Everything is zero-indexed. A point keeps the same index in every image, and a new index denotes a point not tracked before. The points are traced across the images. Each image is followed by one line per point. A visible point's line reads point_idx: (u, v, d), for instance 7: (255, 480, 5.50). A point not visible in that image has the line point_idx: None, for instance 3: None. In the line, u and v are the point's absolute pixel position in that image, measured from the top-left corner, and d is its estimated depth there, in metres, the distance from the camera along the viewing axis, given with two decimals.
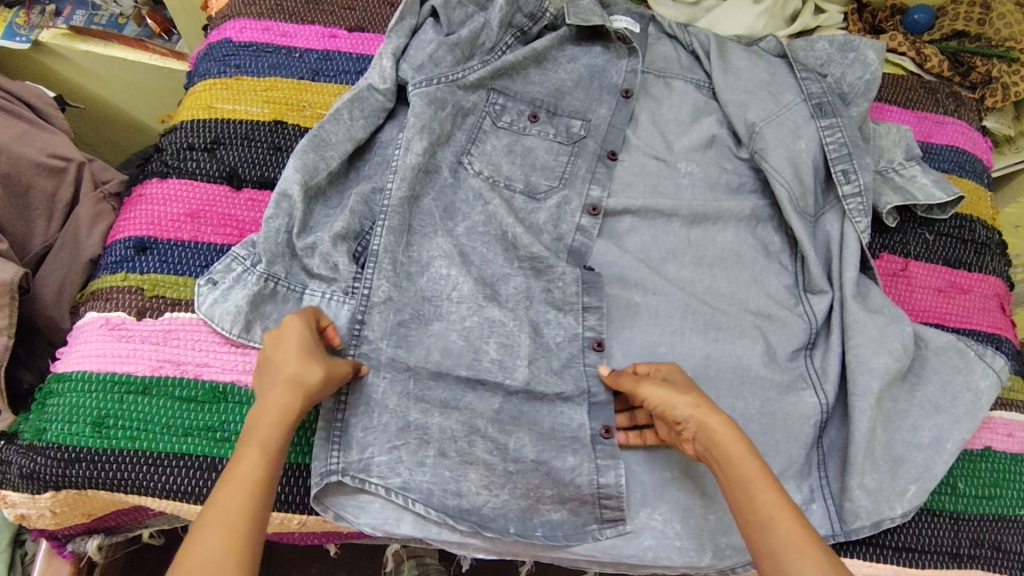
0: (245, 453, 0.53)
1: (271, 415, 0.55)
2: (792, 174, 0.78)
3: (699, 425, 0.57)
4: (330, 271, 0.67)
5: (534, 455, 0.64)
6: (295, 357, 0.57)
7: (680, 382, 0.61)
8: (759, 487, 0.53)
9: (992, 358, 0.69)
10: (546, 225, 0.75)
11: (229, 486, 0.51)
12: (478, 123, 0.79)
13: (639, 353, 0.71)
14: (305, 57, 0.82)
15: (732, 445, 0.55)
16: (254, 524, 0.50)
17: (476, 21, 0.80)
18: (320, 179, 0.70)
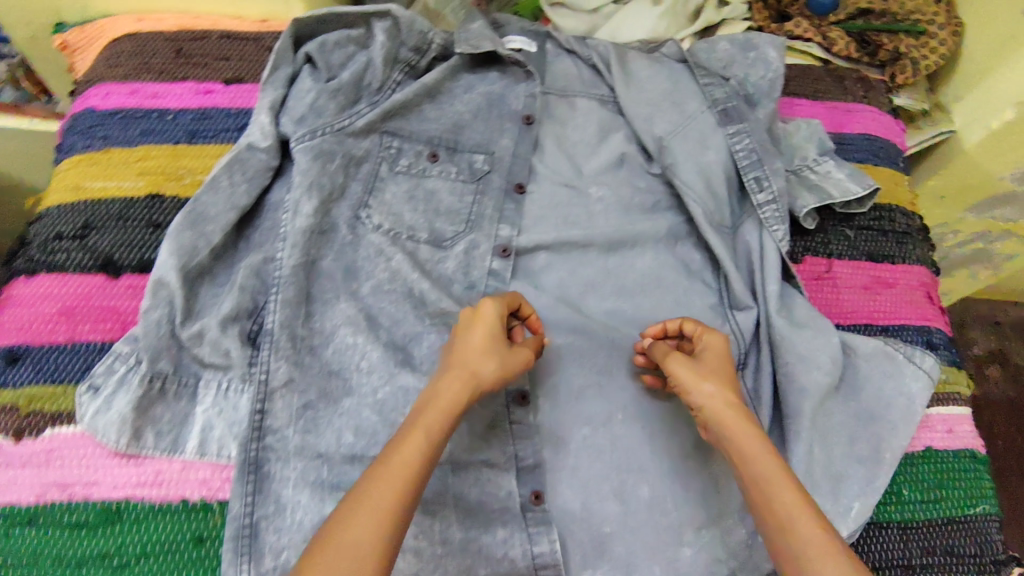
0: (413, 432, 0.51)
1: (449, 401, 0.53)
2: (705, 189, 0.75)
3: (715, 412, 0.56)
4: (222, 359, 0.62)
5: (462, 531, 0.60)
6: (486, 345, 0.57)
7: (721, 363, 0.59)
8: (778, 483, 0.50)
9: (921, 359, 0.68)
10: (455, 274, 0.71)
11: (398, 463, 0.48)
12: (374, 170, 0.74)
13: (568, 400, 0.67)
14: (179, 118, 0.75)
15: (744, 437, 0.53)
16: (407, 508, 0.47)
17: (358, 61, 0.74)
18: (202, 259, 0.64)
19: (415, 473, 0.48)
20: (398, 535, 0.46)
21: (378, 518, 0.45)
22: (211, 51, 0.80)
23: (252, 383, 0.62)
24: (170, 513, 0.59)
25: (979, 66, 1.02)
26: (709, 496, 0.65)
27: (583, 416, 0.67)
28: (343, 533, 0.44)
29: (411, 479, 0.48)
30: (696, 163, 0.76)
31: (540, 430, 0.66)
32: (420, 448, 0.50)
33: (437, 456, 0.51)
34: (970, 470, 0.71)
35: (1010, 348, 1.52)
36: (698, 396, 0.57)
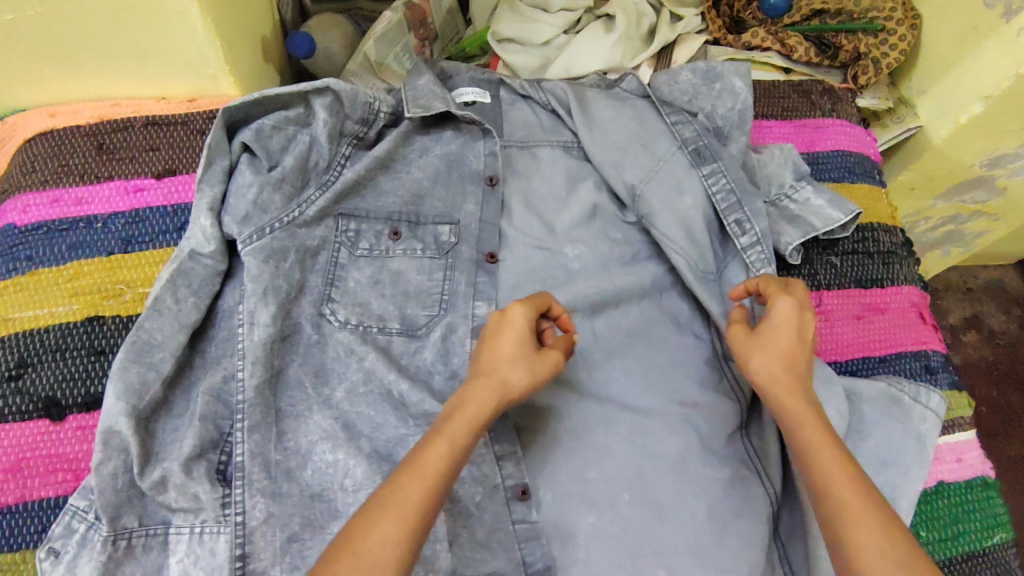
0: (437, 439, 0.52)
1: (478, 408, 0.54)
2: (686, 238, 0.71)
3: (767, 382, 0.58)
4: (191, 502, 0.57)
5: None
6: (516, 350, 0.57)
7: (784, 332, 0.59)
8: (823, 457, 0.53)
9: (927, 397, 0.66)
10: (435, 365, 0.66)
11: (419, 471, 0.50)
12: (333, 259, 0.68)
13: (571, 488, 0.63)
14: (110, 225, 0.69)
15: (797, 412, 0.57)
16: (424, 522, 0.49)
17: (300, 142, 0.68)
18: (155, 393, 0.58)
19: (436, 482, 0.50)
20: (419, 542, 0.48)
21: (402, 526, 0.48)
22: (136, 142, 0.73)
23: (228, 524, 0.57)
24: None
25: (942, 60, 1.00)
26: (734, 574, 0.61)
27: (588, 504, 0.63)
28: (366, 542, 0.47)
29: (431, 486, 0.50)
30: (672, 212, 0.73)
31: (541, 524, 0.63)
32: (443, 456, 0.51)
33: (461, 462, 0.53)
34: (983, 499, 0.70)
35: (983, 313, 1.54)
36: (755, 366, 0.59)
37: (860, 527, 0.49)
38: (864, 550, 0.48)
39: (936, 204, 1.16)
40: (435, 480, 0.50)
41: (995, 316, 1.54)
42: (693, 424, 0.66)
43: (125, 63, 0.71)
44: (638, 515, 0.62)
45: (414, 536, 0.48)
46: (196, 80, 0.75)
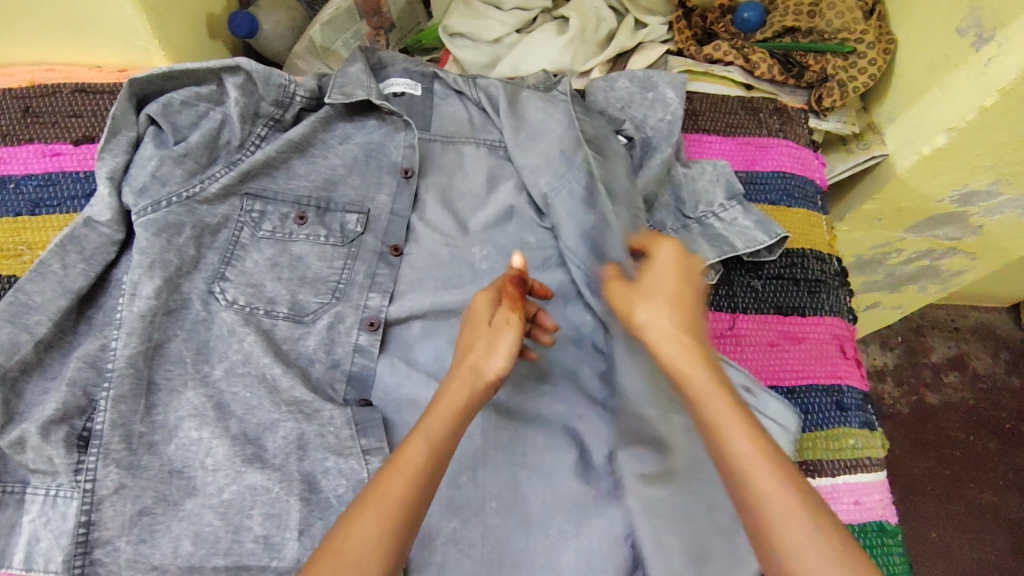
0: (416, 433, 0.49)
1: (458, 394, 0.52)
2: (591, 252, 0.69)
3: (675, 353, 0.50)
4: (47, 465, 0.57)
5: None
6: (494, 334, 0.55)
7: (661, 285, 0.54)
8: (735, 436, 0.45)
9: (783, 419, 0.64)
10: (317, 352, 0.66)
11: (398, 467, 0.47)
12: (233, 238, 0.68)
13: (435, 490, 0.62)
14: (22, 186, 0.70)
15: (706, 385, 0.48)
16: (408, 516, 0.46)
17: (211, 119, 0.69)
18: (25, 353, 0.59)
19: (418, 473, 0.47)
20: (405, 537, 0.45)
21: (382, 520, 0.45)
22: (61, 107, 0.74)
23: (78, 491, 0.57)
24: None
25: (909, 88, 0.97)
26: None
27: (450, 507, 0.61)
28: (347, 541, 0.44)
29: (413, 480, 0.47)
30: (582, 217, 0.70)
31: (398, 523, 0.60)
32: (423, 446, 0.48)
33: (449, 455, 0.49)
34: (876, 545, 0.66)
35: (968, 354, 1.48)
36: (637, 316, 0.53)
37: (792, 525, 0.41)
38: (795, 550, 0.41)
39: (907, 237, 1.11)
40: (418, 474, 0.47)
41: (981, 359, 1.48)
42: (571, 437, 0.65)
43: (52, 30, 0.72)
44: (499, 527, 0.61)
45: (396, 530, 0.45)
46: (126, 52, 0.76)
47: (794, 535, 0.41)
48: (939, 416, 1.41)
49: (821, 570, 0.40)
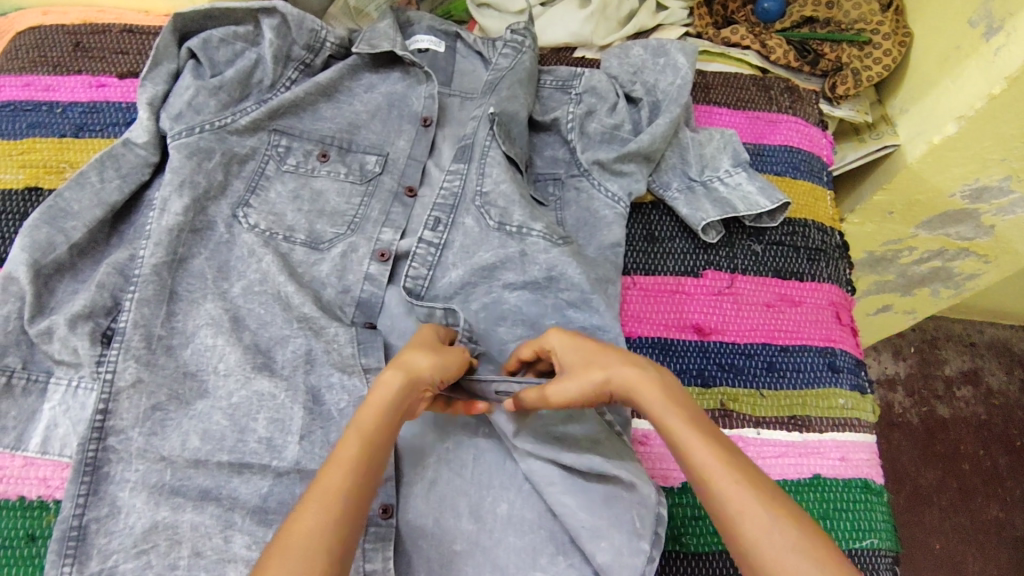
0: (348, 432, 0.51)
1: (385, 394, 0.53)
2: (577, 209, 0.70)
3: (628, 385, 0.53)
4: (71, 356, 0.61)
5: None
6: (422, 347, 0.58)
7: (585, 353, 0.56)
8: (694, 447, 0.48)
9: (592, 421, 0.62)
10: (329, 277, 0.69)
11: (336, 462, 0.49)
12: (259, 169, 0.72)
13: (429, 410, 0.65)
14: (68, 112, 0.75)
15: (658, 407, 0.51)
16: (351, 502, 0.47)
17: (246, 58, 0.73)
18: (59, 254, 0.63)
19: (353, 465, 0.49)
20: (349, 520, 0.46)
21: (324, 506, 0.46)
22: (109, 44, 0.80)
23: (99, 382, 0.60)
24: (5, 510, 0.59)
25: (924, 79, 0.98)
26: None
27: (444, 429, 0.64)
28: (293, 532, 0.45)
29: (349, 472, 0.48)
30: None
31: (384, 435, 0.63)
32: (356, 442, 0.50)
33: (383, 446, 0.51)
34: (860, 500, 0.67)
35: (982, 368, 1.46)
36: (576, 390, 0.54)
37: (747, 515, 0.44)
38: (756, 537, 0.43)
39: (919, 233, 1.11)
40: (353, 466, 0.49)
41: (995, 375, 1.46)
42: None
43: None
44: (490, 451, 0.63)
45: (340, 516, 0.46)
46: None
47: (750, 520, 0.44)
48: (950, 427, 1.39)
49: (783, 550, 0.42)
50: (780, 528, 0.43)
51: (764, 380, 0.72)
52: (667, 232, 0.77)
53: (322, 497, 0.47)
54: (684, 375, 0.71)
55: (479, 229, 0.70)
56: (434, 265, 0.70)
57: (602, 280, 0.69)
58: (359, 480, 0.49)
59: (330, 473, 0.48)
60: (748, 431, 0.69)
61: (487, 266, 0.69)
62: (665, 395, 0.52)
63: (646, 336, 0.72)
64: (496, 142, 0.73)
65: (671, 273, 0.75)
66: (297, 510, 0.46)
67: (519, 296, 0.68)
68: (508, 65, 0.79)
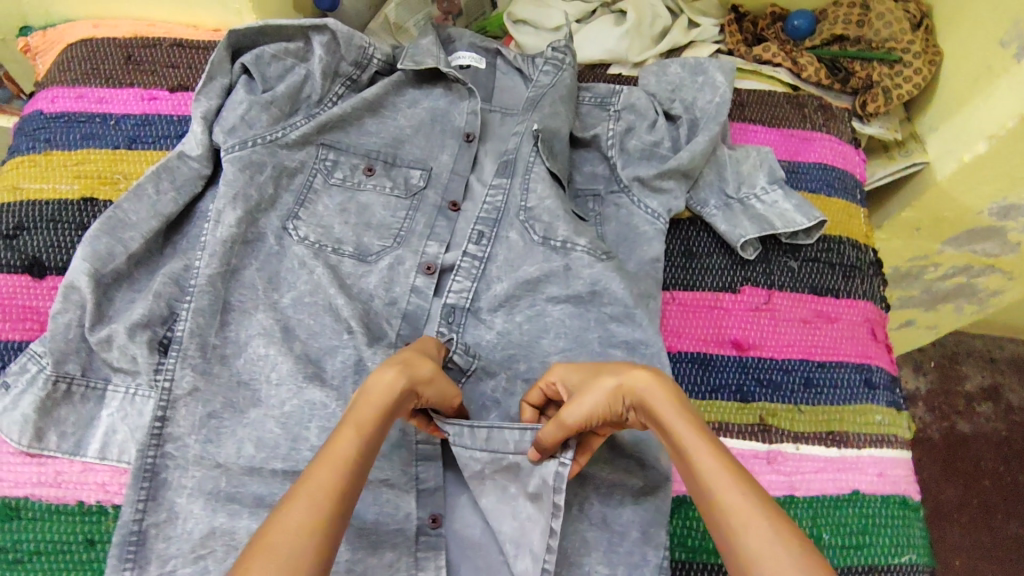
0: (343, 430, 0.49)
1: (383, 395, 0.52)
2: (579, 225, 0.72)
3: (640, 390, 0.53)
4: (130, 363, 0.63)
5: (349, 557, 0.57)
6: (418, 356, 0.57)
7: (593, 370, 0.57)
8: (698, 451, 0.48)
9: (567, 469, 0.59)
10: (377, 289, 0.70)
11: (330, 457, 0.47)
12: (307, 182, 0.74)
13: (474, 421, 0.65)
14: (121, 124, 0.77)
15: (668, 412, 0.51)
16: (343, 502, 0.45)
17: (297, 74, 0.75)
18: (118, 264, 0.65)
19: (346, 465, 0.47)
20: (339, 521, 0.44)
21: (317, 504, 0.44)
22: (160, 58, 0.82)
23: (157, 389, 0.62)
24: (65, 515, 0.60)
25: (954, 97, 0.99)
26: (621, 540, 0.62)
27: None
28: (281, 528, 0.42)
29: (344, 473, 0.46)
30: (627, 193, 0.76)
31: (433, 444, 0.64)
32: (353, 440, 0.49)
33: (373, 449, 0.50)
34: (898, 516, 0.68)
35: (1004, 384, 1.46)
36: (590, 401, 0.54)
37: (746, 517, 0.43)
38: (751, 541, 0.42)
39: (945, 250, 1.11)
40: (346, 464, 0.47)
41: (1016, 392, 1.45)
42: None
43: None
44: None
45: (332, 517, 0.44)
46: (223, 13, 0.84)
47: (749, 523, 0.42)
48: (970, 444, 1.39)
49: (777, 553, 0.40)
50: (779, 533, 0.41)
51: (801, 395, 0.72)
52: (705, 249, 0.78)
53: (313, 495, 0.44)
54: (723, 390, 0.72)
55: (523, 243, 0.72)
56: (478, 278, 0.71)
57: (644, 295, 0.70)
58: (351, 479, 0.47)
59: (321, 470, 0.46)
60: (788, 447, 0.70)
61: (532, 280, 0.70)
62: (676, 401, 0.52)
63: (685, 351, 0.73)
64: (540, 159, 0.74)
65: (709, 289, 0.76)
66: (285, 505, 0.44)
67: (563, 310, 0.70)
68: (550, 82, 0.80)
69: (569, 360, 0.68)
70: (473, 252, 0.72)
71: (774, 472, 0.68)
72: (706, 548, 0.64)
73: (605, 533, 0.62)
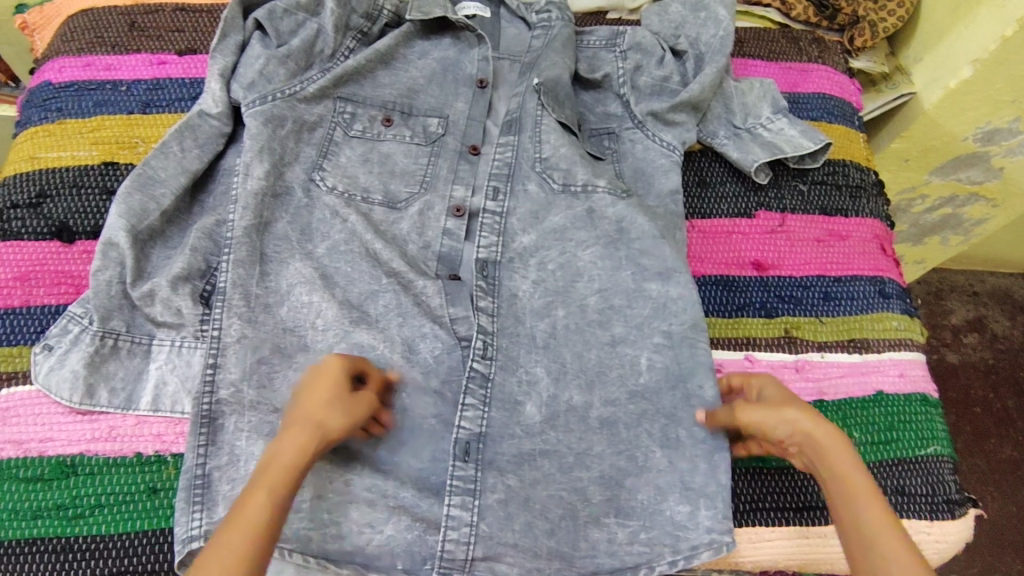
0: (256, 491, 0.49)
1: (281, 454, 0.52)
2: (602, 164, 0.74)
3: (817, 432, 0.55)
4: (174, 317, 0.63)
5: (412, 494, 0.61)
6: (321, 396, 0.56)
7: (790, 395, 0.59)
8: (860, 500, 0.51)
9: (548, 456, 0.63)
10: (410, 235, 0.72)
11: (236, 526, 0.47)
12: (328, 135, 0.74)
13: (521, 389, 0.65)
14: (132, 89, 0.77)
15: (839, 463, 0.53)
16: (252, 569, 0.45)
17: (309, 28, 0.76)
18: (153, 221, 0.65)
19: (261, 529, 0.47)
20: None
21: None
22: (165, 24, 0.82)
23: (205, 339, 0.63)
24: (123, 466, 0.60)
25: (939, 26, 1.03)
26: (693, 475, 0.62)
27: (547, 416, 0.64)
28: None
29: (252, 541, 0.46)
30: (639, 132, 0.79)
31: (480, 391, 0.64)
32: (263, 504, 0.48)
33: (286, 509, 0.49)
34: (921, 412, 0.71)
35: (988, 315, 1.49)
36: (764, 416, 0.57)
37: None
38: None
39: (931, 180, 1.15)
40: (259, 529, 0.47)
41: (1000, 322, 1.48)
42: (657, 322, 0.67)
43: None
44: (595, 416, 0.64)
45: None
46: None
47: None
48: (960, 374, 1.41)
49: None
50: None
51: (821, 308, 0.76)
52: (718, 177, 0.81)
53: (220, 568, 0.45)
54: (748, 308, 0.75)
55: (544, 193, 0.73)
56: (502, 232, 0.72)
57: (667, 228, 0.72)
58: (262, 544, 0.47)
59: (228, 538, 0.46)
60: (813, 355, 0.73)
61: (560, 217, 0.72)
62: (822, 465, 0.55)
63: (709, 274, 0.76)
64: (547, 112, 0.76)
65: (725, 216, 0.79)
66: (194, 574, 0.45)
67: (596, 248, 0.70)
68: (547, 38, 0.82)
69: (607, 299, 0.68)
70: (492, 209, 0.72)
71: (804, 378, 0.71)
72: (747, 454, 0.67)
73: (677, 475, 0.62)
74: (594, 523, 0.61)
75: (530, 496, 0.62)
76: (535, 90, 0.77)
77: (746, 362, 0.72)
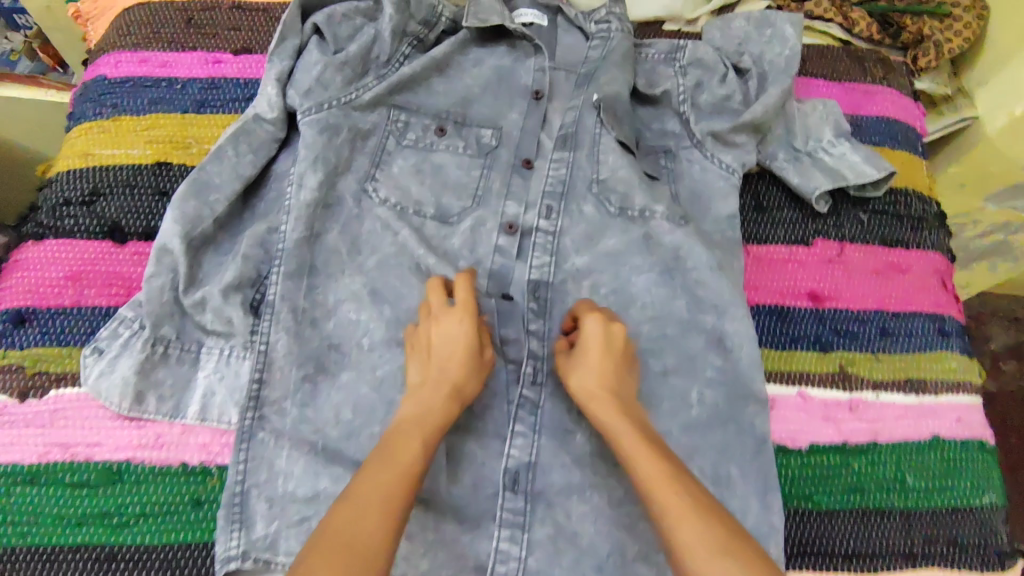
0: (408, 439, 0.51)
1: (424, 413, 0.54)
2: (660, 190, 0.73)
3: (594, 394, 0.56)
4: (224, 326, 0.63)
5: (453, 527, 0.60)
6: (457, 358, 0.57)
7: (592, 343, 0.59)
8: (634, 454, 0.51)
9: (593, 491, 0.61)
10: (461, 251, 0.70)
11: (393, 466, 0.49)
12: (381, 144, 0.73)
13: (571, 417, 0.64)
14: (187, 88, 0.76)
15: (612, 422, 0.54)
16: (402, 513, 0.47)
17: (366, 33, 0.74)
18: (206, 227, 0.65)
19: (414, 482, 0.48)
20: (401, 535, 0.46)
21: (386, 523, 0.45)
22: (221, 21, 0.81)
23: (253, 351, 0.63)
24: (169, 475, 0.60)
25: (1004, 49, 0.99)
26: (743, 515, 0.62)
27: (597, 447, 0.63)
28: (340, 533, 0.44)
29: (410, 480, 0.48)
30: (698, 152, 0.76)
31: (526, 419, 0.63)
32: (415, 448, 0.51)
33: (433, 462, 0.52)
34: (977, 459, 0.69)
35: None
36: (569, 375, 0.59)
37: (682, 526, 0.46)
38: (690, 545, 0.45)
39: None
40: (410, 473, 0.49)
41: None
42: (711, 356, 0.67)
43: None
44: None
45: (397, 539, 0.46)
46: None
47: (684, 529, 0.46)
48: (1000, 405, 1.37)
49: (711, 552, 0.44)
50: (709, 528, 0.45)
51: (877, 344, 0.73)
52: (775, 203, 0.79)
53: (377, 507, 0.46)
54: (802, 341, 0.73)
55: (599, 216, 0.71)
56: (555, 252, 0.70)
57: (724, 257, 0.71)
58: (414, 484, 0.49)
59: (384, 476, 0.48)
60: (868, 395, 0.70)
61: (614, 241, 0.71)
62: (617, 410, 0.55)
63: (762, 303, 0.74)
64: (606, 130, 0.74)
65: (782, 243, 0.77)
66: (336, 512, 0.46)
67: (649, 277, 0.69)
68: (604, 49, 0.80)
69: (659, 329, 0.67)
70: (545, 228, 0.71)
71: (857, 419, 0.69)
72: (796, 494, 0.65)
73: None
74: (642, 560, 0.60)
75: (576, 531, 0.60)
76: (594, 106, 0.75)
77: (798, 398, 0.70)
